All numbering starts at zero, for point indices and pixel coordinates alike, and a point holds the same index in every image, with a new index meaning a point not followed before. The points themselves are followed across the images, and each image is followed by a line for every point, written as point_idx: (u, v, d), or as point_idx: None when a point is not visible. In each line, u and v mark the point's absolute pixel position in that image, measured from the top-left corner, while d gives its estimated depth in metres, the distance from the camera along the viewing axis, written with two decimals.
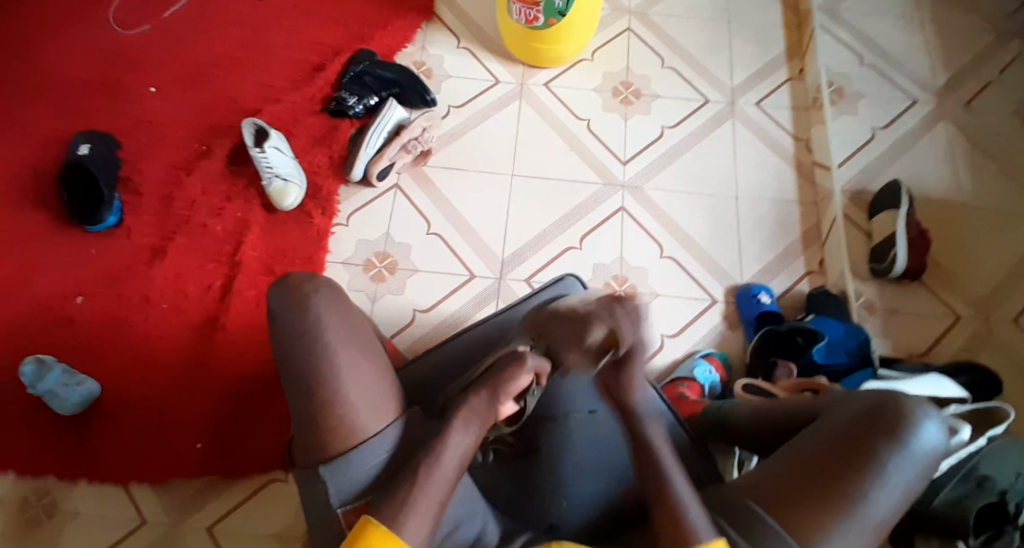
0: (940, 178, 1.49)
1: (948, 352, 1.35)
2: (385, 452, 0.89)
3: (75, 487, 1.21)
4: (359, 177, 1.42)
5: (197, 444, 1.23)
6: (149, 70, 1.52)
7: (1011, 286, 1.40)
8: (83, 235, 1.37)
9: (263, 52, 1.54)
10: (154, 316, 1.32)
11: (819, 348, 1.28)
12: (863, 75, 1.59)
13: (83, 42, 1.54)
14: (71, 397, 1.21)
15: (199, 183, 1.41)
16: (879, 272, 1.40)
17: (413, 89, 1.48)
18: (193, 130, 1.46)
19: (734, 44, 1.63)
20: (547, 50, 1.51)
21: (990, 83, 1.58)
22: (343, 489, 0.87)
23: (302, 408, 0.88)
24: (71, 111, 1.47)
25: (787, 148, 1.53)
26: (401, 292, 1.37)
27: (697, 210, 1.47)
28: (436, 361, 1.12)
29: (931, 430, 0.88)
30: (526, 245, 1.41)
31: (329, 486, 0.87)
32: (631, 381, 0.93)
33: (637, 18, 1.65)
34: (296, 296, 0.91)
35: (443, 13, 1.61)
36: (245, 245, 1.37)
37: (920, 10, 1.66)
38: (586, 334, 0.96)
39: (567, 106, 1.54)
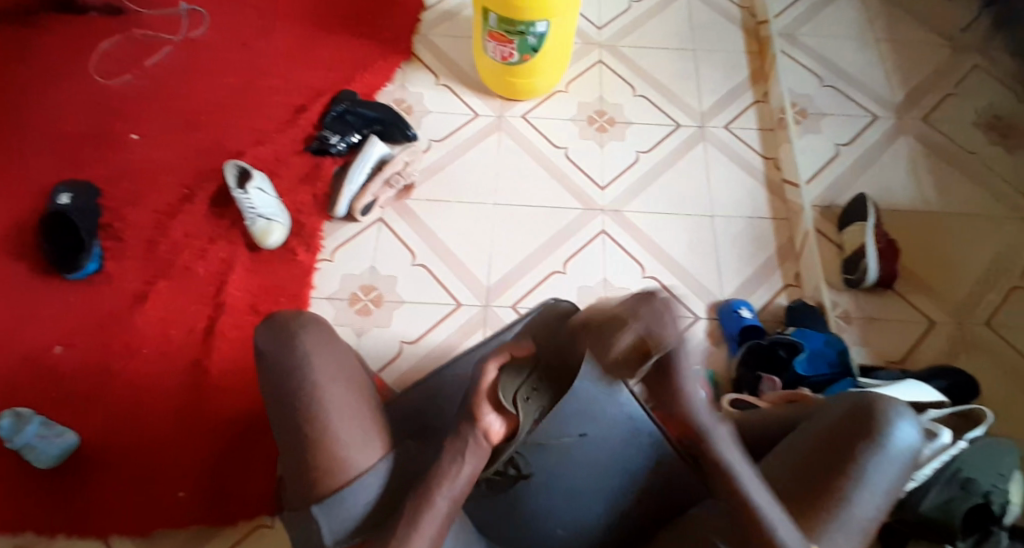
0: (905, 191, 1.55)
1: (924, 358, 1.39)
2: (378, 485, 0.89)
3: (54, 543, 1.20)
4: (342, 213, 1.44)
5: (180, 493, 1.22)
6: (130, 117, 1.53)
7: (981, 291, 1.45)
8: (66, 283, 1.37)
9: (243, 95, 1.56)
10: (139, 362, 1.31)
11: (800, 359, 1.32)
12: (826, 95, 1.66)
13: (63, 92, 1.55)
14: (47, 450, 1.20)
15: (181, 227, 1.42)
16: (853, 282, 1.44)
17: (396, 126, 1.51)
18: (175, 174, 1.47)
19: (701, 71, 1.69)
20: (522, 83, 1.56)
21: (946, 98, 1.65)
22: (337, 527, 0.88)
23: (293, 447, 0.89)
24: (52, 160, 1.48)
25: (758, 168, 1.58)
26: (388, 324, 1.38)
27: (675, 230, 1.50)
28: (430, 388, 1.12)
29: (906, 430, 0.92)
30: (510, 271, 1.43)
31: (322, 526, 0.88)
32: (682, 377, 0.83)
33: (607, 49, 1.71)
34: (284, 334, 0.93)
35: (420, 52, 1.66)
36: (230, 286, 1.37)
37: (875, 32, 1.74)
38: (610, 343, 0.82)
39: (544, 136, 1.58)
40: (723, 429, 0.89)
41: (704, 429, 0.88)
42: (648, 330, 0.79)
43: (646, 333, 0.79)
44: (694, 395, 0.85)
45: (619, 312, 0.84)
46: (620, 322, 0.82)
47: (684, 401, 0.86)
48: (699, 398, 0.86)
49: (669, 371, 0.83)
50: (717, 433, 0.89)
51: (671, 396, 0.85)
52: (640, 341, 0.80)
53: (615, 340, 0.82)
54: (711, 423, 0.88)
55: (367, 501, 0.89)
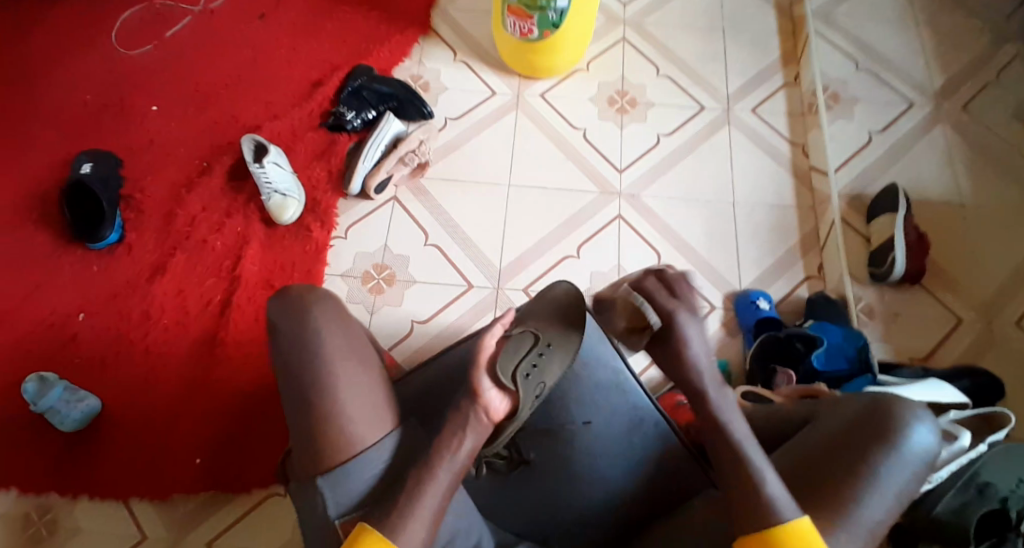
0: (938, 182, 1.48)
1: (949, 357, 1.34)
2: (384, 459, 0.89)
3: (76, 504, 1.23)
4: (357, 190, 1.43)
5: (197, 460, 1.25)
6: (151, 89, 1.54)
7: (1013, 288, 1.39)
8: (87, 253, 1.39)
9: (262, 69, 1.56)
10: (154, 332, 1.33)
11: (818, 354, 1.28)
12: (859, 79, 1.59)
13: (88, 64, 1.57)
14: (71, 414, 1.23)
15: (199, 201, 1.43)
16: (879, 276, 1.39)
17: (411, 103, 1.49)
18: (194, 148, 1.48)
19: (729, 52, 1.63)
20: (542, 61, 1.52)
21: (988, 85, 1.57)
22: (341, 500, 0.87)
23: (301, 420, 0.89)
24: (75, 131, 1.50)
25: (784, 154, 1.53)
26: (399, 303, 1.38)
27: (694, 217, 1.47)
28: (436, 370, 1.10)
29: (922, 431, 0.88)
30: (523, 254, 1.42)
31: (326, 498, 0.87)
32: (682, 350, 0.92)
33: (632, 27, 1.66)
34: (296, 308, 0.93)
35: (440, 27, 1.63)
36: (244, 260, 1.38)
37: (916, 13, 1.66)
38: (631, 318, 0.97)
39: (563, 116, 1.55)
40: (728, 394, 0.92)
41: (703, 393, 0.91)
42: (648, 308, 0.95)
43: (649, 312, 0.95)
44: (700, 361, 0.92)
45: (646, 287, 0.95)
46: (644, 291, 0.95)
47: (689, 362, 0.92)
48: (697, 354, 0.92)
49: (673, 345, 0.93)
50: (714, 398, 0.91)
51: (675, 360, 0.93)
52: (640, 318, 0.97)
53: (636, 315, 0.97)
54: (712, 386, 0.91)
55: (371, 476, 0.88)
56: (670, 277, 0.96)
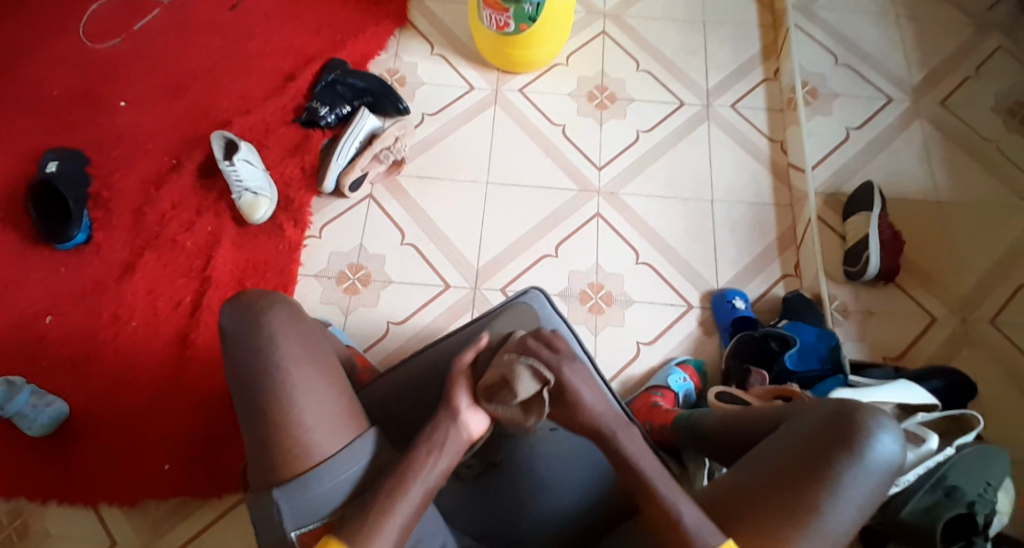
0: (915, 178, 1.48)
1: (923, 355, 1.35)
2: (350, 468, 0.88)
3: (46, 510, 1.22)
4: (330, 188, 1.41)
5: (165, 465, 1.23)
6: (118, 82, 1.50)
7: (987, 285, 1.40)
8: (53, 253, 1.36)
9: (233, 61, 1.52)
10: (124, 334, 1.31)
11: (791, 354, 1.28)
12: (839, 74, 1.58)
13: (52, 55, 1.52)
14: (39, 418, 1.21)
15: (168, 198, 1.40)
16: (853, 275, 1.40)
17: (386, 98, 1.46)
18: (163, 143, 1.45)
19: (709, 45, 1.61)
20: (519, 55, 1.50)
21: (967, 81, 1.57)
22: (299, 514, 0.86)
23: (256, 428, 0.88)
24: (40, 126, 1.45)
25: (762, 150, 1.52)
26: (375, 303, 1.36)
27: (671, 214, 1.46)
28: (416, 372, 1.09)
29: (886, 441, 0.89)
30: (501, 253, 1.41)
31: (283, 509, 0.85)
32: (579, 399, 0.87)
33: (611, 19, 1.63)
34: (252, 315, 0.92)
35: (416, 19, 1.60)
36: (216, 260, 1.36)
37: (896, 6, 1.65)
38: (501, 396, 0.88)
39: (542, 112, 1.53)
40: (632, 432, 0.88)
41: (609, 433, 0.87)
42: (530, 375, 0.87)
43: (533, 376, 0.87)
44: (595, 408, 0.87)
45: (504, 365, 0.88)
46: (506, 367, 0.88)
47: (585, 411, 0.87)
48: (594, 400, 0.88)
49: (566, 400, 0.87)
50: (619, 441, 0.86)
51: (569, 412, 0.87)
52: (536, 374, 0.87)
53: (506, 393, 0.87)
54: (618, 426, 0.87)
55: (335, 487, 0.87)
56: (534, 340, 0.91)
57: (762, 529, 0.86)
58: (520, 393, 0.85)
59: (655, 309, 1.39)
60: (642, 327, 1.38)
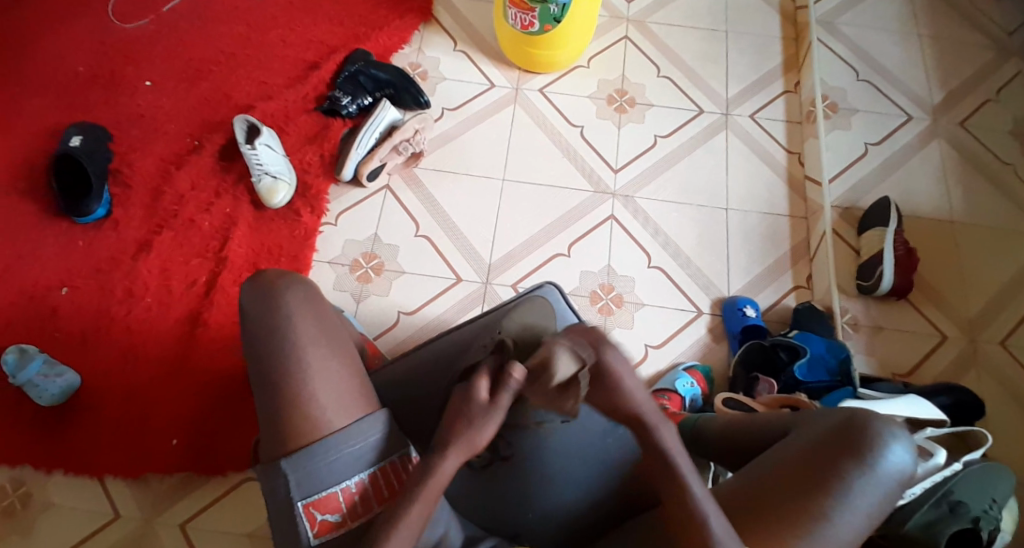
0: (931, 197, 1.48)
1: (933, 373, 1.35)
2: (357, 444, 0.88)
3: (50, 479, 1.23)
4: (348, 177, 1.42)
5: (173, 441, 1.24)
6: (146, 63, 1.52)
7: (999, 307, 1.39)
8: (72, 227, 1.38)
9: (258, 48, 1.54)
10: (137, 311, 1.32)
11: (801, 364, 1.28)
12: (858, 90, 1.59)
13: (82, 34, 1.54)
14: (48, 389, 1.22)
15: (188, 179, 1.42)
16: (866, 289, 1.39)
17: (407, 91, 1.48)
18: (186, 125, 1.47)
19: (731, 55, 1.62)
20: (541, 55, 1.51)
21: (987, 102, 1.57)
22: (304, 484, 0.86)
23: (266, 401, 0.89)
24: (67, 102, 1.47)
25: (779, 161, 1.53)
26: (386, 293, 1.37)
27: (684, 220, 1.47)
28: (427, 355, 1.08)
29: (898, 451, 0.89)
30: (513, 250, 1.41)
31: (290, 481, 0.86)
32: (620, 385, 0.81)
33: (635, 25, 1.65)
34: (270, 291, 0.93)
35: (441, 16, 1.62)
36: (231, 242, 1.37)
37: (918, 25, 1.66)
38: (537, 378, 0.82)
39: (560, 112, 1.54)
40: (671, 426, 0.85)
41: (649, 427, 0.84)
42: (568, 356, 0.81)
43: (571, 357, 0.81)
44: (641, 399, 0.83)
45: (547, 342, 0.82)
46: (546, 345, 0.82)
47: (626, 396, 0.82)
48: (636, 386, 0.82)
49: (604, 386, 0.82)
50: (662, 433, 0.84)
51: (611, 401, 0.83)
52: (576, 354, 0.81)
53: (543, 376, 0.81)
54: (660, 421, 0.85)
55: (339, 461, 0.87)
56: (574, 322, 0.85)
57: (772, 537, 0.86)
58: (558, 376, 0.80)
59: (665, 313, 1.39)
60: (649, 330, 1.38)
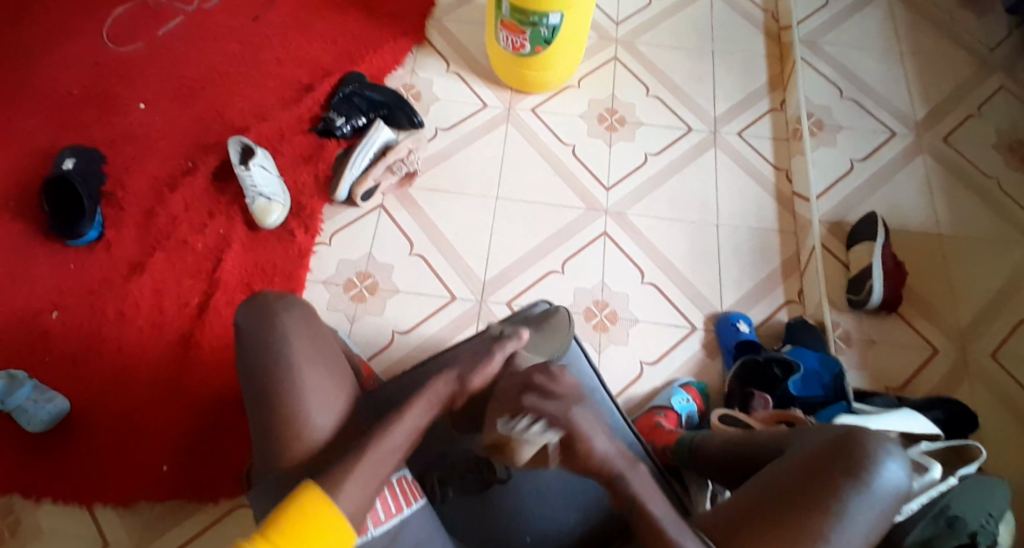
0: (917, 211, 1.51)
1: (924, 385, 1.36)
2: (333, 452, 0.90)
3: (39, 506, 1.21)
4: (343, 197, 1.43)
5: (163, 467, 1.22)
6: (138, 85, 1.52)
7: (987, 319, 1.42)
8: (64, 249, 1.37)
9: (252, 70, 1.55)
10: (129, 333, 1.31)
11: (795, 380, 1.29)
12: (843, 107, 1.62)
13: (74, 56, 1.55)
14: (39, 413, 1.21)
15: (181, 200, 1.42)
16: (856, 303, 1.41)
17: (401, 111, 1.50)
18: (179, 146, 1.47)
19: (718, 74, 1.65)
20: (533, 76, 1.53)
21: (970, 117, 1.60)
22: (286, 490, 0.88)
23: (261, 420, 0.89)
24: (58, 124, 1.47)
25: (767, 177, 1.55)
26: (381, 312, 1.37)
27: (676, 237, 1.48)
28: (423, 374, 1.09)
29: (894, 468, 0.90)
30: (508, 267, 1.42)
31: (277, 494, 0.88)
32: None
33: (624, 46, 1.67)
34: (265, 311, 0.92)
35: (434, 37, 1.64)
36: (225, 263, 1.37)
37: (900, 43, 1.70)
38: None
39: (552, 131, 1.56)
40: (640, 470, 0.87)
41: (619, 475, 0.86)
42: None
43: None
44: None
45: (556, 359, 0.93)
46: None
47: None
48: None
49: None
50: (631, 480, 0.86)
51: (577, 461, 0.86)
52: None
53: None
54: None
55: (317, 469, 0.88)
56: None
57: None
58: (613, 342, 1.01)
59: (658, 328, 1.40)
60: (644, 346, 1.39)
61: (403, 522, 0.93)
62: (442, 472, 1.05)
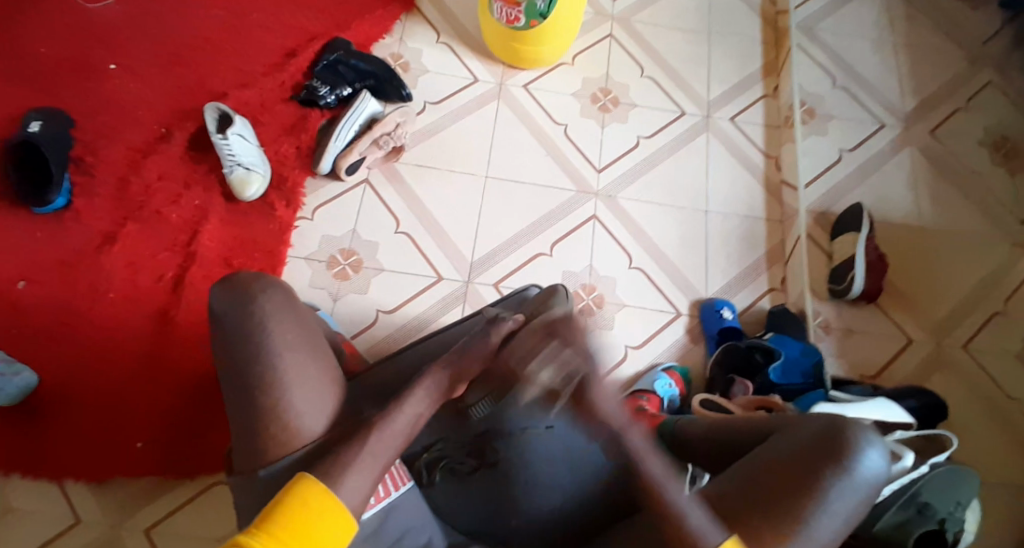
0: (901, 204, 1.52)
1: (898, 375, 1.39)
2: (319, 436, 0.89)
3: (9, 482, 1.17)
4: (327, 169, 1.38)
5: (138, 444, 1.19)
6: (109, 42, 1.44)
7: (963, 312, 1.44)
8: (30, 217, 1.30)
9: (231, 32, 1.47)
10: (101, 306, 1.26)
11: (775, 367, 1.30)
12: (836, 96, 1.62)
13: (40, 9, 1.45)
14: (7, 388, 1.15)
15: (155, 168, 1.35)
16: (837, 293, 1.42)
17: (389, 82, 1.44)
18: (153, 111, 1.40)
19: (713, 57, 1.63)
20: (527, 51, 1.48)
21: (958, 111, 1.61)
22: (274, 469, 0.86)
23: (252, 411, 0.88)
24: (23, 82, 1.39)
25: (757, 165, 1.54)
26: (365, 291, 1.34)
27: (665, 223, 1.47)
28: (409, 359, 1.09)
29: (874, 457, 0.91)
30: (498, 247, 1.39)
31: (264, 479, 0.86)
32: None
33: (619, 23, 1.63)
34: (244, 295, 0.90)
35: (423, 5, 1.58)
36: (202, 235, 1.31)
37: (893, 34, 1.69)
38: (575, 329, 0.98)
39: (544, 109, 1.52)
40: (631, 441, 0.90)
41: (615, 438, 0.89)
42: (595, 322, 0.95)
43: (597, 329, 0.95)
44: None
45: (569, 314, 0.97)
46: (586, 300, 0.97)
47: None
48: None
49: None
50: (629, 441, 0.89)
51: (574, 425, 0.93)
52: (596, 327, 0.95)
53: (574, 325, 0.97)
54: None
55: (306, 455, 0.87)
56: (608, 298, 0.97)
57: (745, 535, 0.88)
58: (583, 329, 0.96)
59: (644, 314, 1.40)
60: (629, 331, 1.39)
61: (390, 507, 0.93)
62: (431, 456, 1.05)
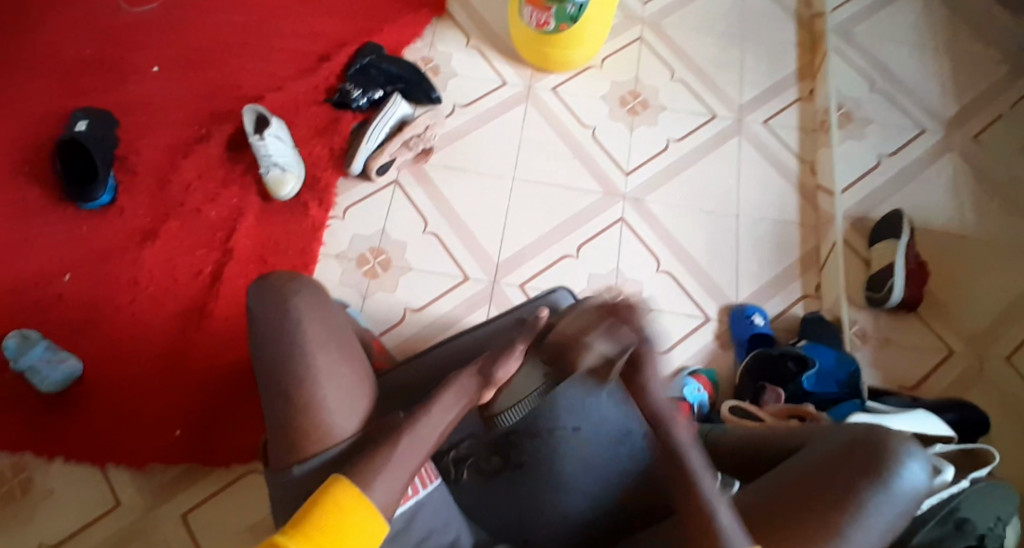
0: (942, 210, 1.47)
1: (938, 387, 1.34)
2: (353, 437, 0.91)
3: (51, 464, 1.21)
4: (358, 170, 1.41)
5: (176, 432, 1.22)
6: (154, 49, 1.50)
7: (1008, 323, 1.38)
8: (77, 213, 1.36)
9: (269, 38, 1.53)
10: (140, 300, 1.31)
11: (808, 376, 1.26)
12: (873, 100, 1.58)
13: (92, 18, 1.53)
14: (51, 375, 1.20)
15: (194, 169, 1.40)
16: (875, 301, 1.38)
17: (419, 86, 1.48)
18: (194, 114, 1.45)
19: (746, 60, 1.61)
20: (557, 55, 1.50)
21: (1001, 116, 1.56)
22: (310, 465, 0.88)
23: (275, 398, 0.90)
24: (73, 87, 1.46)
25: (791, 169, 1.52)
26: (393, 290, 1.36)
27: (695, 227, 1.45)
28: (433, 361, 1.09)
29: (914, 470, 0.87)
30: (525, 249, 1.40)
31: (297, 474, 0.88)
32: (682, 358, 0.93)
33: (650, 27, 1.64)
34: (277, 294, 0.92)
35: (455, 11, 1.61)
36: (238, 233, 1.35)
37: (934, 37, 1.65)
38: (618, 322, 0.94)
39: (573, 113, 1.52)
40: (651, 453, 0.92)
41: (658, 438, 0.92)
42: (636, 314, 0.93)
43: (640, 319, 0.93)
44: None
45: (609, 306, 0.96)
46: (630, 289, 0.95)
47: None
48: None
49: None
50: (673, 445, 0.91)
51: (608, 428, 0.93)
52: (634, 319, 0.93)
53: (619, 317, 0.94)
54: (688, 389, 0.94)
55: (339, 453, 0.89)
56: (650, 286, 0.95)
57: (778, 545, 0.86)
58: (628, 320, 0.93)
59: (672, 318, 1.38)
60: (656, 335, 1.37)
61: (419, 504, 0.92)
62: (456, 453, 1.04)
